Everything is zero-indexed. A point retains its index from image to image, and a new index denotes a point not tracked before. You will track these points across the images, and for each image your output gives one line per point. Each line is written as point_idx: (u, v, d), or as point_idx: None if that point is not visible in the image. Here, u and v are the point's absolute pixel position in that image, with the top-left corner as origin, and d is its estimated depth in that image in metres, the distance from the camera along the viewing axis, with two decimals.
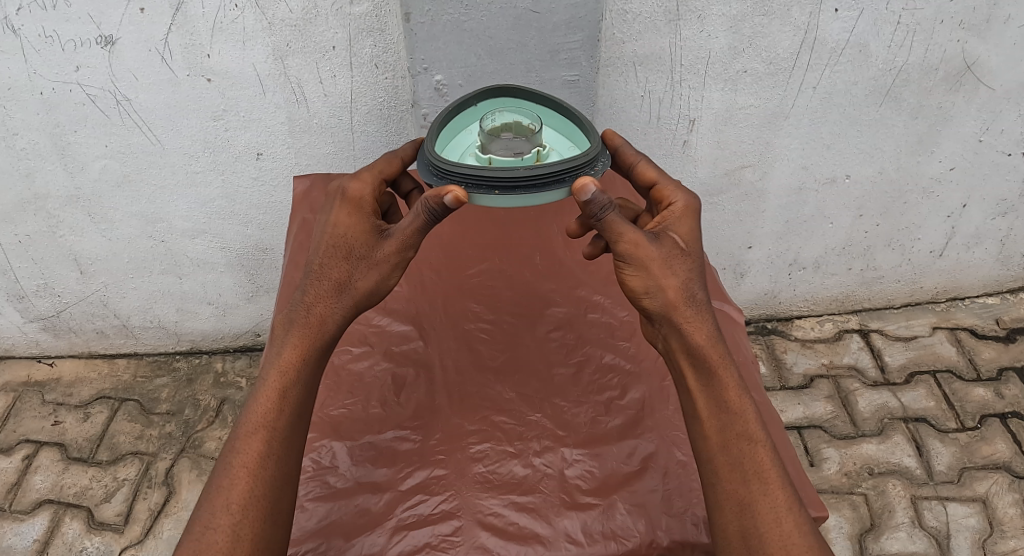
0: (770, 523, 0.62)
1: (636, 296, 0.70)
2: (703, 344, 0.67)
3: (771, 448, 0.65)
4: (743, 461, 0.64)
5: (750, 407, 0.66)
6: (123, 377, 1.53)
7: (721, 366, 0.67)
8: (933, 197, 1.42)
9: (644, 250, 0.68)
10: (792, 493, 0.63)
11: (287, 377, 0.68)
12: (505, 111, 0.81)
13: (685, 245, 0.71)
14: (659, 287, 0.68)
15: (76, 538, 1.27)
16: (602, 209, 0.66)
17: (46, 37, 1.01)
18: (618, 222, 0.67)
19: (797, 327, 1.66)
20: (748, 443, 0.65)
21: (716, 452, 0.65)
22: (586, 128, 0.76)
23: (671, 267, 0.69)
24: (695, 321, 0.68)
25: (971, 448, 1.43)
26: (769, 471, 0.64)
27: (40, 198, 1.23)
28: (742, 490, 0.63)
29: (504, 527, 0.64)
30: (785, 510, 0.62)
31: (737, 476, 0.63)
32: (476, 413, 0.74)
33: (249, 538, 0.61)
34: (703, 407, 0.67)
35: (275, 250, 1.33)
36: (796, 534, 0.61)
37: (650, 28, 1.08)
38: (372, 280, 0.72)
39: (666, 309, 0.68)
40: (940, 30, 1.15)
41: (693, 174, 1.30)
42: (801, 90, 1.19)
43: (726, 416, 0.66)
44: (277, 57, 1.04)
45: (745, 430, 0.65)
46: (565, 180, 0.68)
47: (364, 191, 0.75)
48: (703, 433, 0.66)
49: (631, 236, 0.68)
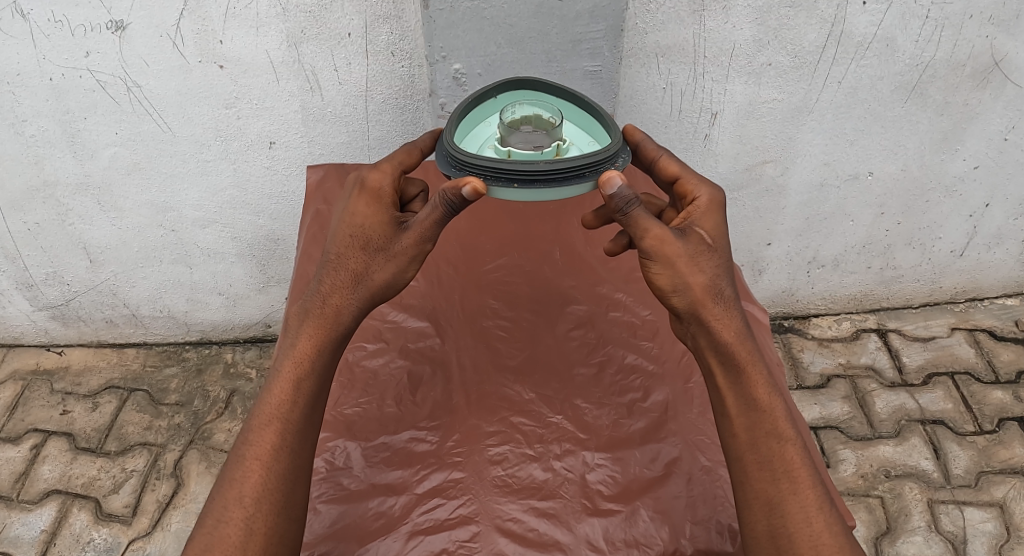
0: (800, 524, 0.60)
1: (662, 294, 0.67)
2: (732, 341, 0.65)
3: (800, 445, 0.63)
4: (771, 459, 0.62)
5: (780, 405, 0.64)
6: (132, 367, 1.52)
7: (750, 363, 0.65)
8: (955, 197, 1.38)
9: (670, 246, 0.65)
10: (822, 491, 0.62)
11: (301, 368, 0.66)
12: (525, 103, 0.79)
13: (711, 241, 0.68)
14: (687, 284, 0.65)
15: (83, 530, 1.26)
16: (626, 204, 0.63)
17: (55, 21, 0.99)
18: (643, 217, 0.64)
19: (814, 326, 1.63)
20: (777, 441, 0.63)
21: (745, 450, 0.63)
22: (606, 122, 0.74)
23: (698, 264, 0.66)
24: (723, 318, 0.66)
25: (989, 451, 1.40)
26: (799, 469, 0.62)
27: (49, 185, 1.21)
28: (772, 489, 0.61)
29: (524, 534, 0.62)
30: (815, 510, 0.61)
31: (766, 474, 0.62)
32: (494, 413, 0.72)
33: (260, 531, 0.59)
34: (732, 404, 0.65)
35: (286, 240, 1.31)
36: (826, 533, 0.60)
37: (673, 19, 1.05)
38: (389, 272, 0.69)
39: (693, 306, 0.65)
40: (969, 26, 1.11)
41: (713, 170, 1.27)
42: (826, 85, 1.16)
43: (755, 414, 0.64)
44: (291, 44, 1.02)
45: (774, 427, 0.63)
46: (585, 175, 0.66)
47: (384, 181, 0.72)
48: (732, 431, 0.64)
49: (657, 231, 0.64)
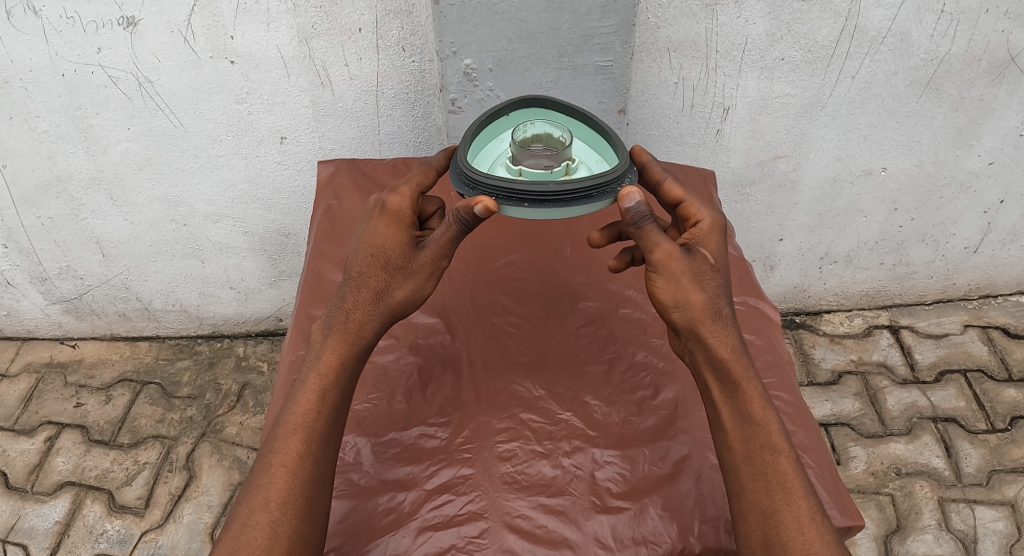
0: (793, 534, 0.60)
1: (663, 308, 0.66)
2: (728, 358, 0.64)
3: (793, 456, 0.63)
4: (765, 470, 0.62)
5: (774, 417, 0.64)
6: (145, 359, 1.54)
7: (745, 379, 0.64)
8: (970, 192, 1.36)
9: (676, 262, 0.65)
10: (815, 502, 0.61)
11: (325, 380, 0.66)
12: (537, 121, 0.79)
13: (714, 261, 0.67)
14: (688, 301, 0.65)
15: (97, 521, 1.28)
16: (642, 219, 0.64)
17: (68, 18, 1.00)
18: (653, 232, 0.65)
19: (826, 322, 1.62)
20: (771, 453, 0.62)
21: (740, 462, 0.63)
22: (614, 142, 0.74)
23: (700, 282, 0.65)
24: (721, 336, 0.65)
25: (1001, 450, 1.39)
26: (792, 479, 0.62)
27: (62, 181, 1.22)
28: (765, 499, 0.61)
29: (532, 531, 0.62)
30: (808, 520, 0.60)
31: (760, 485, 0.61)
32: (503, 410, 0.72)
33: (285, 535, 0.59)
34: (727, 418, 0.64)
35: (297, 234, 1.32)
36: (819, 543, 0.59)
37: (685, 13, 1.04)
38: (409, 290, 0.69)
39: (692, 323, 0.65)
40: (985, 20, 1.09)
41: (725, 165, 1.26)
42: (839, 79, 1.15)
43: (749, 427, 0.63)
44: (301, 40, 1.02)
45: (769, 440, 0.63)
46: (594, 196, 0.66)
47: (403, 204, 0.71)
48: (727, 443, 0.64)
49: (664, 247, 0.65)
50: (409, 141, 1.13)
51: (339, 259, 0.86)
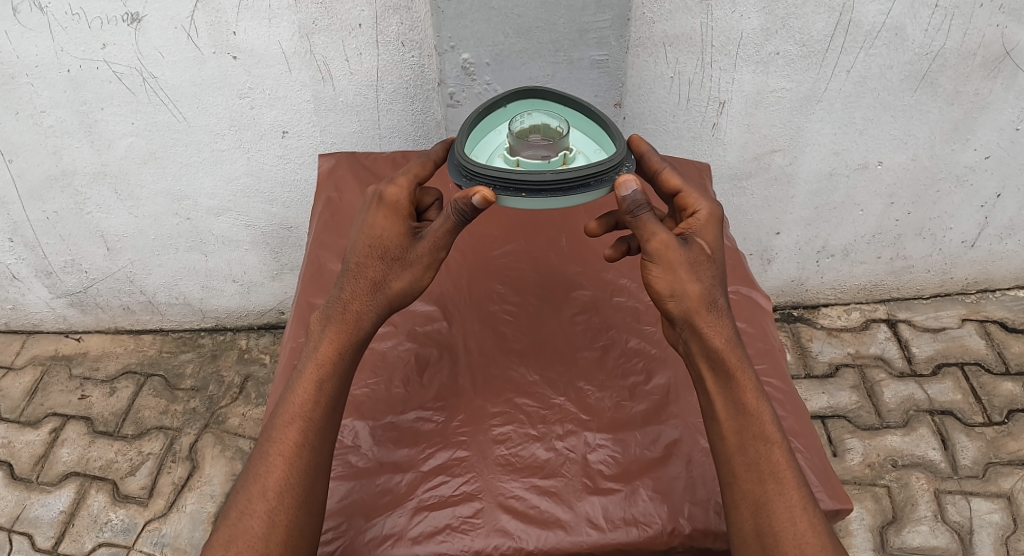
0: (785, 524, 0.61)
1: (659, 297, 0.67)
2: (722, 347, 0.66)
3: (786, 447, 0.64)
4: (758, 461, 0.63)
5: (766, 408, 0.65)
6: (149, 352, 1.56)
7: (738, 369, 0.66)
8: (966, 186, 1.37)
9: (673, 252, 0.66)
10: (806, 492, 0.63)
11: (323, 371, 0.67)
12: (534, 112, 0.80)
13: (711, 251, 0.69)
14: (684, 291, 0.66)
15: (101, 511, 1.30)
16: (637, 208, 0.65)
17: (73, 14, 1.01)
18: (650, 222, 0.66)
19: (824, 315, 1.64)
20: (764, 443, 0.64)
21: (733, 452, 0.64)
22: (610, 130, 0.75)
23: (696, 272, 0.67)
24: (716, 325, 0.66)
25: (997, 442, 1.40)
26: (784, 470, 0.63)
27: (67, 175, 1.24)
28: (757, 489, 0.62)
29: (526, 511, 0.64)
30: (799, 510, 0.62)
31: (753, 475, 0.63)
32: (499, 395, 0.73)
33: (283, 523, 0.61)
34: (721, 408, 0.65)
35: (299, 228, 1.33)
36: (810, 532, 0.61)
37: (681, 9, 1.05)
38: (407, 281, 0.70)
39: (687, 313, 0.66)
40: (980, 14, 1.10)
41: (722, 158, 1.28)
42: (834, 73, 1.16)
43: (743, 418, 0.65)
44: (303, 35, 1.04)
45: (761, 430, 0.64)
46: (591, 184, 0.67)
47: (401, 195, 0.72)
48: (721, 434, 0.65)
49: (661, 237, 0.66)
50: (410, 135, 1.15)
51: (339, 250, 0.88)
